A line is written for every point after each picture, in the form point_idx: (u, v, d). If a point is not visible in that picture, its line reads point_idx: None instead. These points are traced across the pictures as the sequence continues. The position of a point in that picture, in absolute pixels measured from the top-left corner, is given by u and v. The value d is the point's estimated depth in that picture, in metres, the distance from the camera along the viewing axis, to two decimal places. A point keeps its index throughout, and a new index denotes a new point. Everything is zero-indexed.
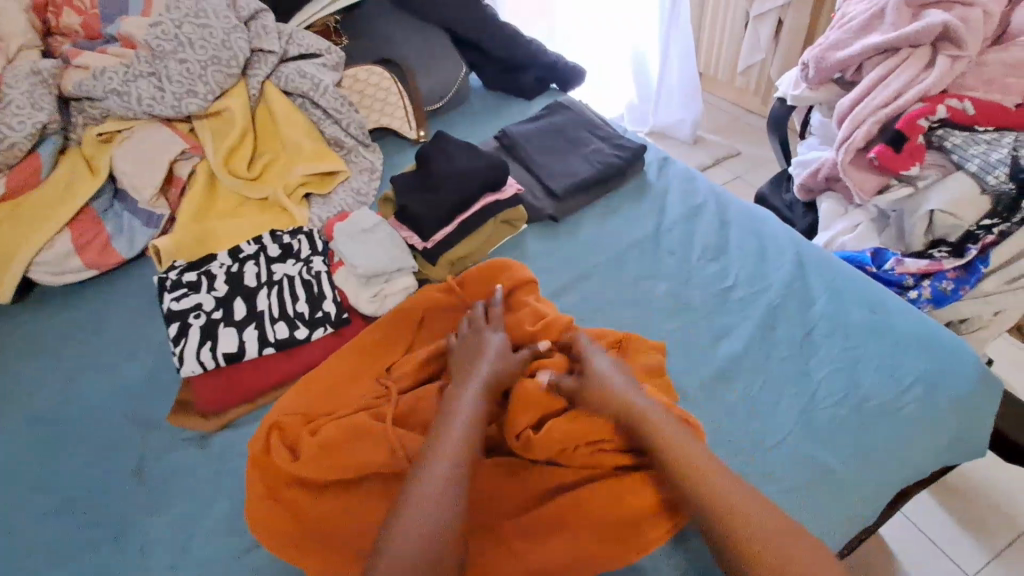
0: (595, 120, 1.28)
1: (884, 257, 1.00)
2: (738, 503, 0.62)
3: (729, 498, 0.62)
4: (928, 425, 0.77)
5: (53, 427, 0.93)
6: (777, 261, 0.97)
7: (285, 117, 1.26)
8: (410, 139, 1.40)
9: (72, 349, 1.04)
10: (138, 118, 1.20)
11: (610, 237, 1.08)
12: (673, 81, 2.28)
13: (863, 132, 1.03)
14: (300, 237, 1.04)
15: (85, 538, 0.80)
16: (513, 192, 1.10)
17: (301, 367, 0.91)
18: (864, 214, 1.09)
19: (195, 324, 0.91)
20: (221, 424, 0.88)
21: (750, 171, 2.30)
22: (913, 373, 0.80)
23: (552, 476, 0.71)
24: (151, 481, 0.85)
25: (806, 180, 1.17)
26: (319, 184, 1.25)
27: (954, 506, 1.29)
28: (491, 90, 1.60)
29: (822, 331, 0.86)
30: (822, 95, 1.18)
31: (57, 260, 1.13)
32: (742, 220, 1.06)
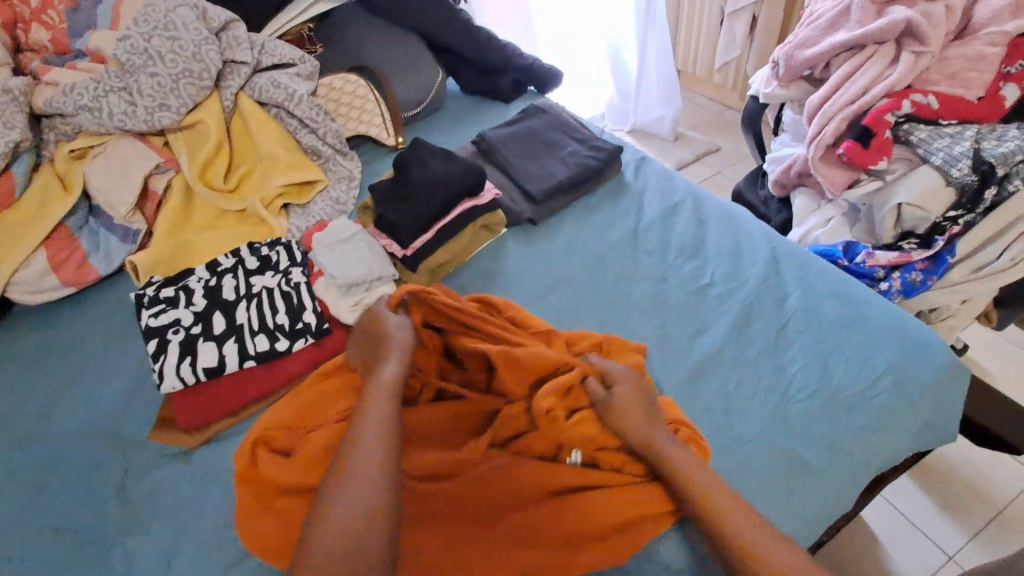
0: (572, 123, 1.29)
1: (855, 250, 1.02)
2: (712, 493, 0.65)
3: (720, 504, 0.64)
4: (900, 415, 0.78)
5: (32, 449, 0.92)
6: (752, 257, 0.99)
7: (261, 127, 1.25)
8: (389, 146, 1.41)
9: (50, 369, 1.03)
10: (111, 133, 1.19)
11: (589, 239, 1.09)
12: (651, 79, 2.30)
13: (832, 129, 1.05)
14: (278, 249, 1.03)
15: (68, 560, 0.80)
16: (491, 197, 1.11)
17: (283, 378, 0.91)
18: (836, 209, 1.11)
19: (173, 340, 0.90)
20: (203, 440, 0.87)
21: (730, 166, 2.33)
22: (884, 364, 0.82)
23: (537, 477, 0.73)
24: (133, 500, 0.84)
25: (779, 176, 1.19)
26: (296, 194, 1.25)
27: (934, 488, 1.32)
28: (469, 94, 1.60)
29: (796, 326, 0.87)
30: (793, 92, 1.20)
31: (32, 279, 1.12)
32: (717, 217, 1.08)
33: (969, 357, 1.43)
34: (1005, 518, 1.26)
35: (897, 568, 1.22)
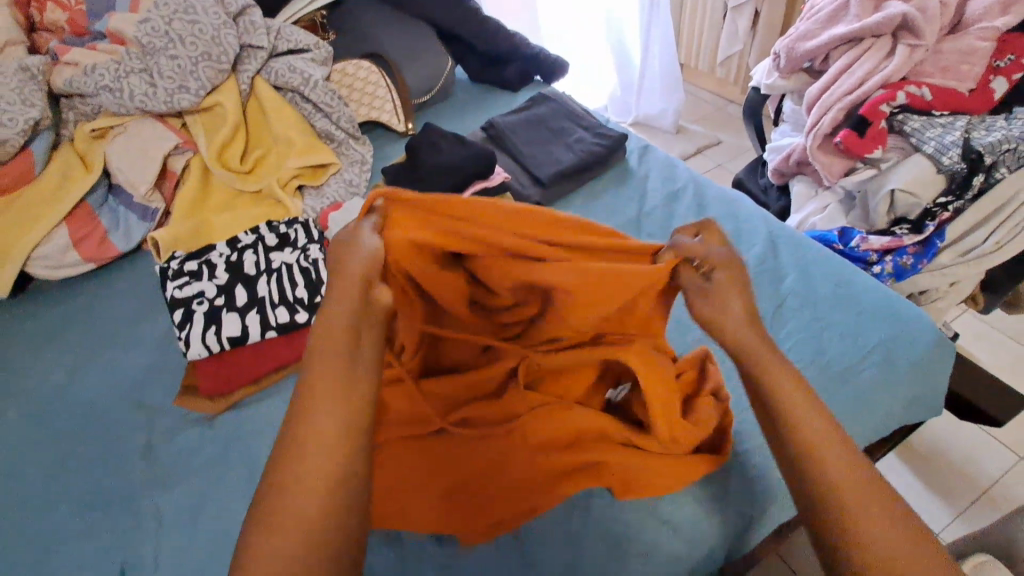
0: (578, 110, 1.33)
1: (850, 235, 1.06)
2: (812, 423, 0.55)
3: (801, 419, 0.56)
4: (888, 386, 0.83)
5: (61, 413, 0.96)
6: (751, 240, 1.03)
7: (276, 110, 1.29)
8: (399, 132, 1.44)
9: (76, 340, 1.07)
10: (131, 114, 1.23)
11: (594, 222, 1.14)
12: (654, 72, 2.33)
13: (830, 118, 1.09)
14: (296, 227, 1.08)
15: (101, 514, 0.84)
16: (501, 180, 1.15)
17: (302, 350, 0.96)
18: (832, 196, 1.15)
19: (198, 310, 0.94)
20: (228, 405, 0.92)
21: (731, 159, 2.37)
22: (875, 339, 0.86)
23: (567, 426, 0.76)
24: (161, 460, 0.89)
25: (779, 165, 1.23)
26: (311, 176, 1.29)
27: (922, 469, 1.37)
28: (477, 83, 1.64)
29: (793, 304, 0.92)
30: (794, 84, 1.25)
31: (54, 254, 1.15)
32: (719, 202, 1.12)
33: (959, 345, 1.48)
34: (988, 497, 1.32)
35: None
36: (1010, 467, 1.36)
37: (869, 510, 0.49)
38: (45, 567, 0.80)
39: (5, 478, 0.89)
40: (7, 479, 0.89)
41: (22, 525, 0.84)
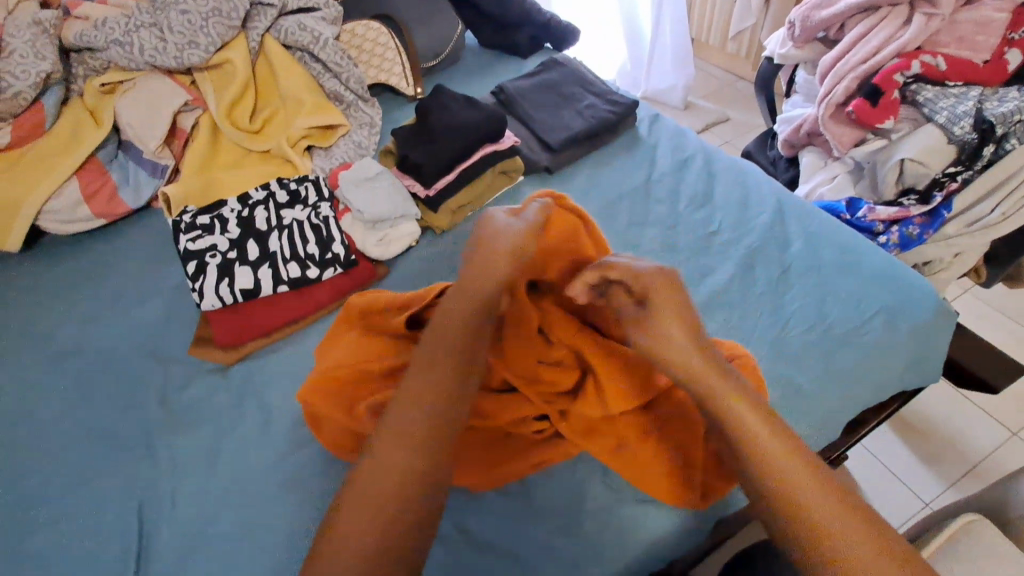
0: (589, 77, 1.32)
1: (858, 205, 1.07)
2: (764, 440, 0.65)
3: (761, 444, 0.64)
4: (889, 350, 0.85)
5: (77, 361, 0.98)
6: (758, 207, 1.04)
7: (286, 69, 1.28)
8: (408, 96, 1.43)
9: (89, 292, 1.09)
10: (140, 69, 1.22)
11: (603, 188, 1.14)
12: (665, 46, 2.30)
13: (842, 88, 1.09)
14: (306, 184, 1.08)
15: (117, 457, 0.86)
16: (511, 144, 1.15)
17: (313, 305, 0.98)
18: (842, 166, 1.15)
19: (211, 263, 0.96)
20: (240, 356, 0.94)
21: (739, 136, 2.35)
22: (877, 305, 0.88)
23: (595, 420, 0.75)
24: (176, 408, 0.91)
25: (789, 136, 1.23)
26: (320, 137, 1.29)
27: (915, 442, 1.40)
28: (486, 49, 1.62)
29: (798, 270, 0.93)
30: (807, 54, 1.23)
31: (65, 208, 1.16)
32: (727, 170, 1.12)
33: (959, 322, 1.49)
34: (979, 471, 1.35)
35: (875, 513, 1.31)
36: (1002, 442, 1.38)
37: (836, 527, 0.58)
38: (64, 505, 0.82)
39: (24, 422, 0.91)
40: (25, 423, 0.91)
41: (41, 465, 0.86)
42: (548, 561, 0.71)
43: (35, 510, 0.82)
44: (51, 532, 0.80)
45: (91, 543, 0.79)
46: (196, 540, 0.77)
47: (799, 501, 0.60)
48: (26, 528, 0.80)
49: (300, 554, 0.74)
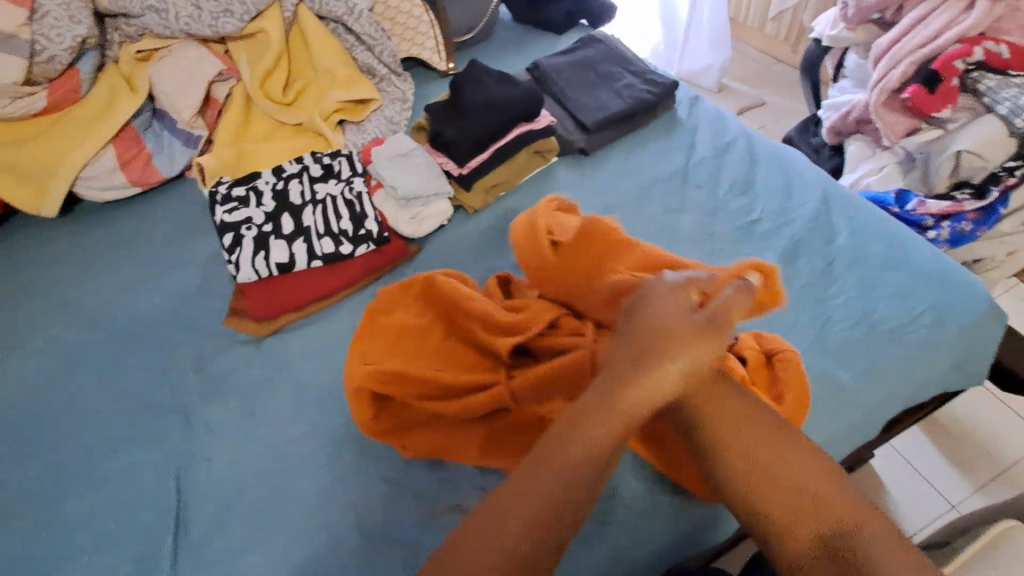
0: (628, 55, 1.27)
1: (907, 198, 1.03)
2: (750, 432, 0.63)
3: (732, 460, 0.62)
4: (935, 350, 0.82)
5: (114, 326, 1.00)
6: (803, 196, 1.00)
7: (320, 40, 1.26)
8: (440, 71, 1.41)
9: (124, 260, 1.10)
10: (176, 36, 1.21)
11: (639, 171, 1.11)
12: (701, 25, 2.20)
13: (899, 73, 1.03)
14: (340, 159, 1.07)
15: (155, 422, 0.88)
16: (546, 123, 1.12)
17: (346, 281, 0.98)
18: (891, 156, 1.10)
19: (247, 236, 0.96)
20: (274, 330, 0.95)
21: (774, 122, 2.27)
22: (925, 303, 0.85)
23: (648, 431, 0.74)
24: (211, 377, 0.92)
25: (836, 123, 1.18)
26: (352, 111, 1.27)
27: (944, 443, 1.37)
28: (520, 23, 1.58)
29: (843, 263, 0.90)
30: (860, 36, 1.17)
31: (101, 175, 1.17)
32: (770, 157, 1.08)
33: None
34: (1009, 475, 1.32)
35: (900, 512, 1.29)
36: None
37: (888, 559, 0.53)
38: (105, 466, 0.85)
39: (65, 385, 0.94)
40: (66, 386, 0.93)
41: (82, 427, 0.89)
42: (578, 545, 0.71)
43: (77, 469, 0.85)
44: (93, 492, 0.82)
45: (131, 505, 0.81)
46: (232, 507, 0.79)
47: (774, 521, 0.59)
48: (70, 486, 0.83)
49: (333, 525, 0.76)
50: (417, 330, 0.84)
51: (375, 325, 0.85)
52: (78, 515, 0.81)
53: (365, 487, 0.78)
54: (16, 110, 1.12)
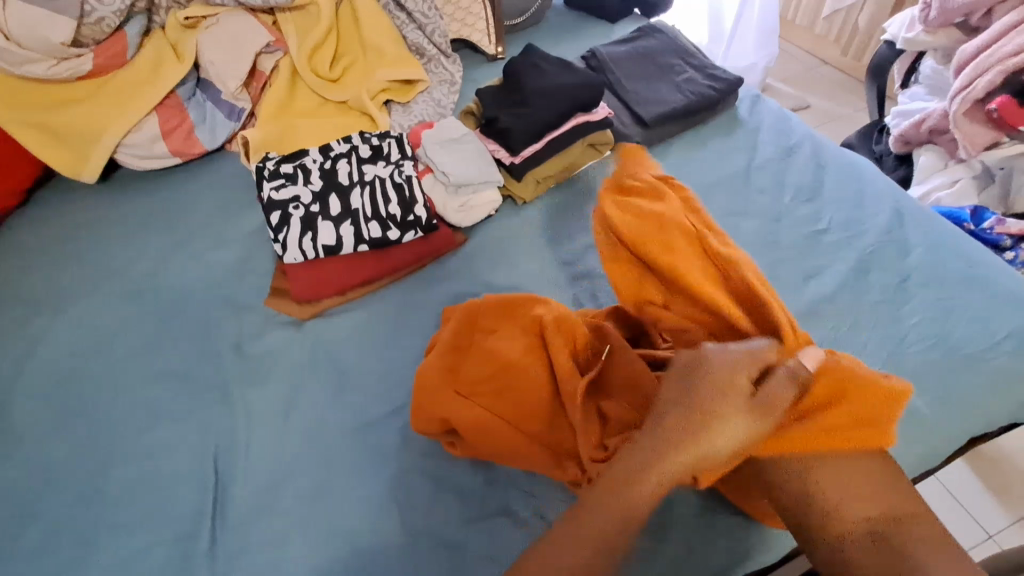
0: (690, 48, 1.22)
1: (983, 216, 0.98)
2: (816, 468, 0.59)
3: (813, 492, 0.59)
4: (1017, 380, 0.77)
5: (153, 298, 0.99)
6: (874, 208, 0.95)
7: (370, 15, 1.22)
8: (489, 54, 1.37)
9: (165, 232, 1.08)
10: (225, 4, 1.19)
11: (696, 172, 1.06)
12: (752, 17, 2.09)
13: (985, 82, 0.96)
14: (389, 140, 1.04)
15: (193, 401, 0.86)
16: (604, 115, 1.07)
17: (391, 267, 0.96)
18: (966, 170, 1.06)
19: (294, 215, 0.94)
20: (317, 313, 0.93)
21: (820, 126, 2.19)
22: (1006, 329, 0.80)
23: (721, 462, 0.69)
24: (250, 357, 0.90)
25: (906, 130, 1.12)
26: (399, 92, 1.23)
27: (985, 473, 1.32)
28: (570, 8, 1.53)
29: (917, 282, 0.85)
30: (939, 40, 1.11)
31: (143, 143, 1.14)
32: (838, 164, 1.03)
33: None
34: None
35: None
36: None
37: (937, 555, 0.54)
38: (142, 442, 0.83)
39: (103, 356, 0.92)
40: (105, 357, 0.92)
41: (120, 400, 0.87)
42: (631, 556, 0.69)
43: (114, 442, 0.84)
44: (130, 467, 0.81)
45: (168, 484, 0.79)
46: (272, 494, 0.77)
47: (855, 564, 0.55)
48: (107, 458, 0.82)
49: (376, 519, 0.74)
50: (503, 370, 0.75)
51: (470, 337, 0.80)
52: (115, 490, 0.80)
53: (409, 483, 0.76)
54: (63, 72, 1.10)
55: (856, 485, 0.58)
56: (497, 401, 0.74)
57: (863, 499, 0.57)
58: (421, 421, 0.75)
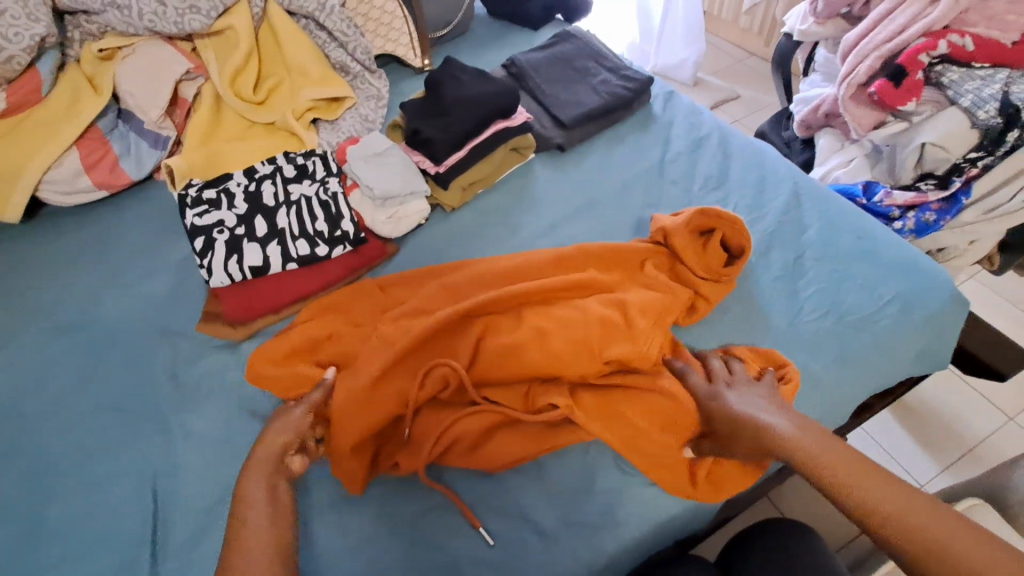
0: (604, 51, 1.27)
1: (874, 190, 1.07)
2: (808, 445, 0.66)
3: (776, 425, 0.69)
4: (899, 337, 0.87)
5: (81, 335, 0.97)
6: (774, 191, 1.04)
7: (291, 37, 1.23)
8: (416, 67, 1.40)
9: (93, 265, 1.07)
10: (139, 34, 1.18)
11: (615, 169, 1.12)
12: (677, 20, 2.17)
13: (866, 67, 1.06)
14: (314, 159, 1.07)
15: (130, 432, 0.87)
16: (522, 121, 1.12)
17: (324, 281, 0.98)
18: (859, 149, 1.15)
19: (219, 239, 0.96)
20: (250, 333, 0.94)
21: (747, 115, 2.28)
22: (892, 291, 0.89)
23: (609, 408, 0.78)
24: (186, 384, 0.91)
25: (806, 116, 1.21)
26: (326, 109, 1.25)
27: (912, 425, 1.34)
28: (494, 17, 1.57)
29: (812, 256, 0.94)
30: (829, 30, 1.20)
31: (66, 179, 1.13)
32: (744, 152, 1.12)
33: (980, 313, 1.41)
34: (976, 454, 1.29)
35: None
36: (1000, 427, 1.32)
37: (952, 537, 0.54)
38: (78, 478, 0.83)
39: (33, 394, 0.91)
40: (34, 395, 0.91)
41: (52, 439, 0.86)
42: (559, 528, 0.74)
43: (47, 481, 0.83)
44: (66, 506, 0.81)
45: (108, 516, 0.80)
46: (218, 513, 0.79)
47: (884, 528, 0.57)
48: (42, 497, 0.81)
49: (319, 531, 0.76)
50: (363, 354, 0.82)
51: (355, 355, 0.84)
52: (49, 530, 0.79)
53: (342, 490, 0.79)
54: None
55: (830, 446, 0.65)
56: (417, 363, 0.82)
57: (864, 479, 0.61)
58: (346, 480, 0.76)
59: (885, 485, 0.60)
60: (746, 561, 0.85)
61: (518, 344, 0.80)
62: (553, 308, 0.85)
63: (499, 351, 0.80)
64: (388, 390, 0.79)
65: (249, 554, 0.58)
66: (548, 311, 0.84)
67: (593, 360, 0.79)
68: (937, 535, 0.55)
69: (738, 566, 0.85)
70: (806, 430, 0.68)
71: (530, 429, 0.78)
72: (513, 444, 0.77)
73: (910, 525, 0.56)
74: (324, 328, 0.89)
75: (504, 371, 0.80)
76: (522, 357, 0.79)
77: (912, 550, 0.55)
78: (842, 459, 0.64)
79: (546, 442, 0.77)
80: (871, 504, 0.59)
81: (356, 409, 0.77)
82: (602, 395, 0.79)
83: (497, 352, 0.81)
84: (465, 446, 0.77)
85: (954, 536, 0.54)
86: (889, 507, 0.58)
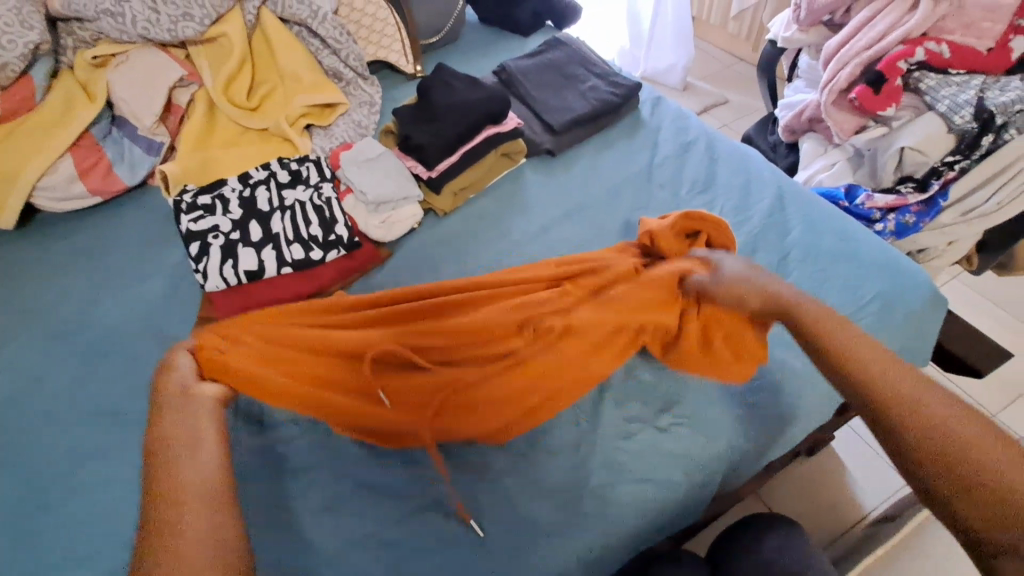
0: (593, 57, 1.30)
1: (856, 193, 1.11)
2: (848, 347, 0.66)
3: (807, 308, 0.73)
4: (880, 335, 0.89)
5: (76, 340, 0.98)
6: (759, 194, 1.07)
7: (284, 44, 1.25)
8: (408, 74, 1.41)
9: (88, 270, 1.08)
10: (133, 41, 1.19)
11: (604, 173, 1.15)
12: (666, 26, 2.21)
13: (846, 74, 1.09)
14: (308, 164, 1.09)
15: (125, 436, 0.87)
16: (513, 126, 1.14)
17: (317, 285, 0.98)
18: (841, 153, 1.17)
19: (214, 244, 0.97)
20: None
21: (736, 120, 2.31)
22: (873, 291, 0.92)
23: (577, 375, 0.84)
24: None
25: (790, 121, 1.24)
26: (319, 115, 1.26)
27: None
28: (486, 24, 1.59)
29: (796, 257, 0.97)
30: (812, 37, 1.23)
31: (60, 186, 1.13)
32: (730, 156, 1.14)
33: (962, 312, 1.45)
34: None
35: (858, 492, 1.26)
36: None
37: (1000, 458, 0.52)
38: (74, 482, 0.83)
39: (27, 399, 0.92)
40: (29, 401, 0.91)
41: (47, 444, 0.87)
42: (550, 525, 0.77)
43: (43, 486, 0.83)
44: (62, 510, 0.81)
45: (105, 519, 0.80)
46: None
47: (909, 423, 0.56)
48: (38, 502, 0.82)
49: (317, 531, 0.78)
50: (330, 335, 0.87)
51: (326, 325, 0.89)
52: (46, 534, 0.79)
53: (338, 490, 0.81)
54: None
55: (874, 356, 0.64)
56: (418, 345, 0.85)
57: (891, 373, 0.61)
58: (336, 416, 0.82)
59: (943, 398, 0.58)
60: (734, 555, 0.87)
61: (489, 325, 0.86)
62: (525, 291, 0.92)
63: (470, 332, 0.86)
64: (365, 370, 0.83)
65: (186, 531, 0.53)
66: (521, 290, 0.91)
67: (568, 332, 0.86)
68: (970, 439, 0.54)
69: (727, 559, 0.87)
70: (868, 341, 0.66)
71: (505, 398, 0.82)
72: (486, 409, 0.82)
73: (953, 436, 0.54)
74: (317, 300, 0.97)
75: (496, 346, 0.83)
76: (492, 333, 0.86)
77: (941, 453, 0.53)
78: (877, 357, 0.64)
79: (519, 407, 0.82)
80: (925, 406, 0.57)
81: (337, 374, 0.84)
82: (573, 367, 0.85)
83: (468, 330, 0.86)
84: (447, 410, 0.82)
85: (989, 452, 0.53)
86: (915, 398, 0.58)
